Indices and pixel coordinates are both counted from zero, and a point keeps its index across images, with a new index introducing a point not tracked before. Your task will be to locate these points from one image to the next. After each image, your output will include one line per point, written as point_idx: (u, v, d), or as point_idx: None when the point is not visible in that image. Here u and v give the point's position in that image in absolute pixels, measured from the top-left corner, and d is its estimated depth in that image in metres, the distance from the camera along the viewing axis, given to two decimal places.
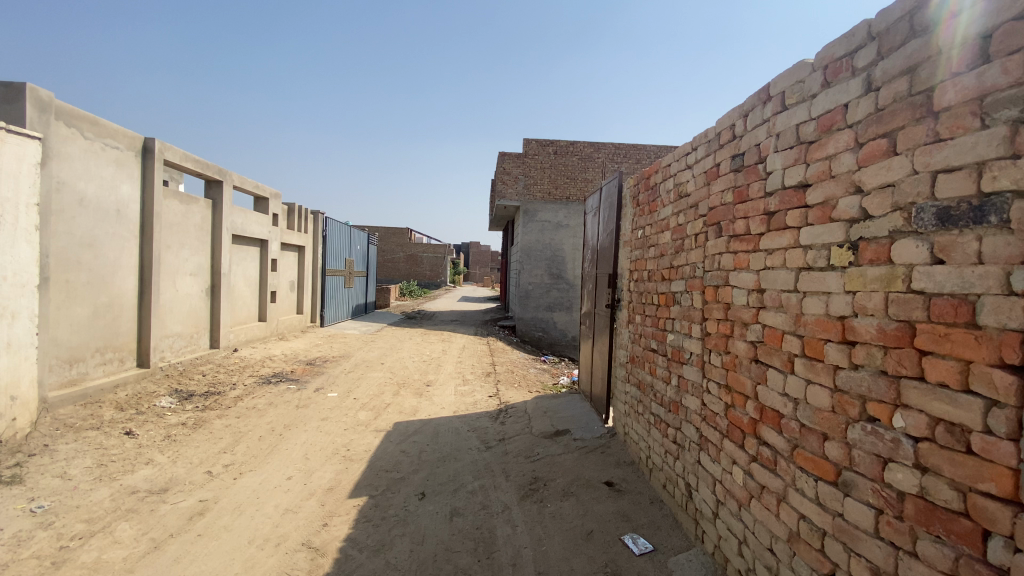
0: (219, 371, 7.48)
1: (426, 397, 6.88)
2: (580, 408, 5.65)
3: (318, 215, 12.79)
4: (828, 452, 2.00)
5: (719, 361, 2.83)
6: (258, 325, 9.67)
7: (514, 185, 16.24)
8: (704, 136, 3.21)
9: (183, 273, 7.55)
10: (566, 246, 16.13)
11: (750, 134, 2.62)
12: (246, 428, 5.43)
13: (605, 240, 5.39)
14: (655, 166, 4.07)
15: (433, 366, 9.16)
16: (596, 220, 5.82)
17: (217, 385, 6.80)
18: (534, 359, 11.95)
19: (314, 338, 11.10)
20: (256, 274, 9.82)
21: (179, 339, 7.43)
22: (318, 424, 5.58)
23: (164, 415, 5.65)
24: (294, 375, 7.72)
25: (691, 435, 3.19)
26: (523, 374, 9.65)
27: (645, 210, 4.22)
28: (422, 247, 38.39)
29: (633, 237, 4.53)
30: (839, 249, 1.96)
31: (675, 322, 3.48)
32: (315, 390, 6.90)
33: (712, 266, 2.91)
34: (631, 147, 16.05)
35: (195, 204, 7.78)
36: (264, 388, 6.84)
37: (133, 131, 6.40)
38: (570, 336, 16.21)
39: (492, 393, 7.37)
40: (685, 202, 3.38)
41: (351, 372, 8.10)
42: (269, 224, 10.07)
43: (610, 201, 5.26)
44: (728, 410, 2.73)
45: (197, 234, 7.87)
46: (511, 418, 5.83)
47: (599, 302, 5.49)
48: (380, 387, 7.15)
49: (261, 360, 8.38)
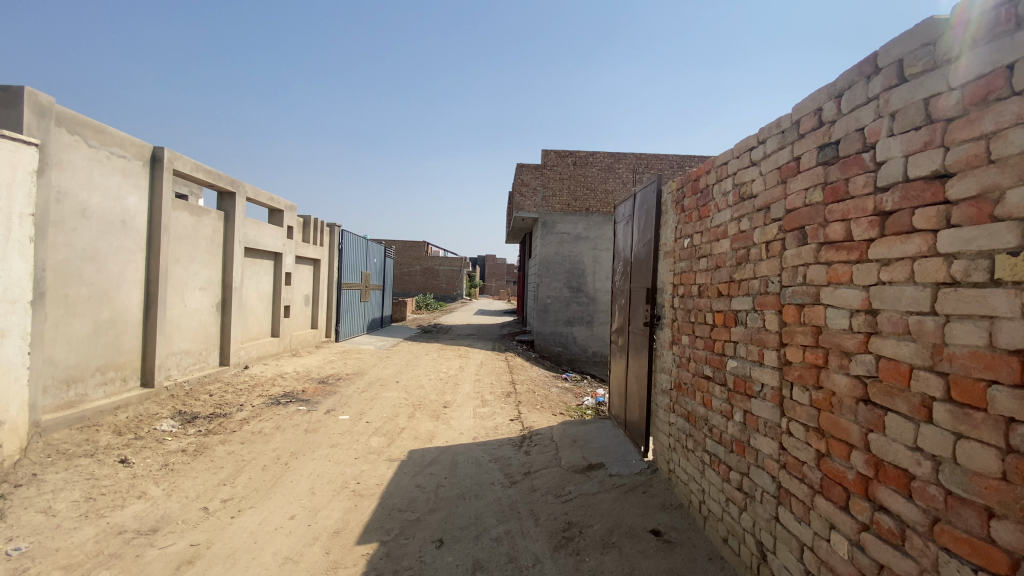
0: (227, 391, 7.11)
1: (444, 421, 6.39)
2: (613, 438, 5.10)
3: (334, 227, 12.55)
4: (996, 535, 1.46)
5: (806, 397, 2.31)
6: (270, 341, 9.32)
7: (533, 197, 15.93)
8: (774, 127, 2.72)
9: (193, 287, 7.26)
10: (585, 258, 15.62)
11: (849, 116, 2.13)
12: (250, 456, 5.00)
13: (640, 251, 4.88)
14: (704, 166, 3.57)
15: (451, 385, 8.68)
16: (629, 230, 5.33)
17: (223, 406, 6.41)
18: (555, 377, 11.39)
19: (328, 354, 10.72)
20: (269, 288, 9.52)
21: (187, 356, 7.10)
22: (327, 452, 5.12)
23: (164, 440, 5.26)
24: (305, 395, 7.31)
25: (764, 486, 2.65)
26: (546, 394, 9.10)
27: (693, 216, 3.72)
28: (439, 261, 38.24)
29: (676, 248, 4.02)
30: (1008, 259, 1.43)
31: (737, 346, 2.97)
32: (326, 412, 6.46)
33: (793, 281, 2.40)
34: (653, 157, 15.57)
35: (207, 216, 7.51)
36: (272, 410, 6.42)
37: (140, 140, 6.17)
38: (591, 351, 15.61)
39: (514, 415, 6.84)
40: (749, 204, 2.88)
41: (365, 392, 7.65)
42: (284, 237, 9.81)
43: (647, 208, 4.77)
44: (821, 460, 2.20)
45: (209, 247, 7.59)
46: (536, 447, 5.29)
47: (634, 320, 4.97)
48: (394, 409, 6.68)
49: (272, 379, 8.00)
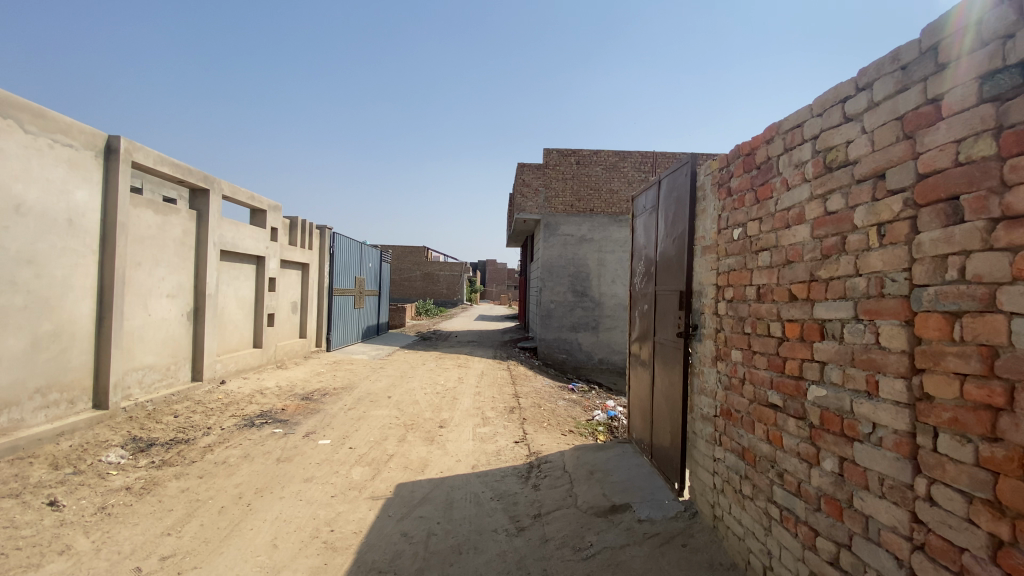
0: (196, 410, 6.30)
1: (439, 445, 5.58)
2: (637, 468, 4.32)
3: (325, 229, 11.80)
4: None
5: (966, 453, 1.55)
6: (251, 353, 8.52)
7: (534, 198, 15.19)
8: (884, 64, 1.97)
9: (159, 294, 6.49)
10: (590, 261, 14.84)
11: (972, 57, 1.59)
12: (206, 494, 4.19)
13: (668, 248, 4.12)
14: (760, 137, 2.83)
15: (448, 399, 7.87)
16: (653, 222, 4.56)
17: (187, 431, 5.59)
18: (561, 388, 10.59)
19: (317, 366, 9.93)
20: (251, 294, 8.74)
21: (151, 371, 6.32)
22: (298, 489, 4.31)
23: (108, 475, 4.44)
24: (284, 415, 6.50)
25: (884, 571, 1.88)
26: (552, 408, 8.29)
27: (744, 200, 2.97)
28: (438, 265, 37.54)
29: (720, 240, 3.26)
30: None
31: (825, 369, 2.22)
32: (305, 436, 5.65)
33: (936, 277, 1.65)
34: (659, 155, 14.85)
35: (175, 215, 6.74)
36: (243, 434, 5.61)
37: (91, 128, 5.43)
38: (597, 358, 14.82)
39: (519, 436, 6.03)
40: (844, 173, 2.12)
41: (352, 410, 6.85)
42: (267, 239, 9.03)
43: (677, 196, 4.01)
44: (1001, 551, 1.46)
45: (177, 249, 6.80)
46: (546, 480, 4.49)
47: (659, 330, 4.22)
48: (383, 432, 5.87)
49: (249, 395, 7.19)
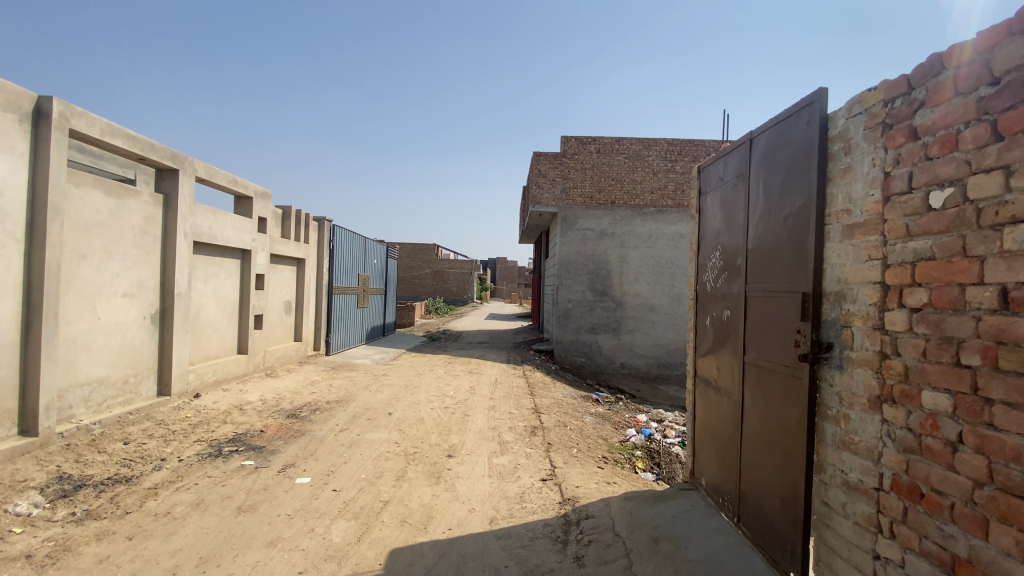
0: (155, 434, 5.19)
1: (448, 486, 4.39)
2: (720, 536, 3.13)
3: (324, 222, 10.69)
4: None
5: None
6: (234, 361, 7.42)
7: (551, 190, 13.95)
8: None
9: (112, 293, 5.40)
10: (611, 258, 13.59)
11: None
12: (130, 567, 3.06)
13: (768, 230, 2.94)
14: (1001, 27, 1.69)
15: (459, 418, 6.68)
16: (736, 197, 3.38)
17: (134, 465, 4.49)
18: (585, 399, 9.38)
19: (311, 374, 8.81)
20: (234, 293, 7.64)
21: (101, 386, 5.25)
22: (255, 561, 3.16)
23: (7, 535, 3.32)
24: (261, 439, 5.37)
25: None
26: (579, 427, 7.08)
27: (961, 140, 1.83)
28: (448, 262, 36.43)
29: (892, 212, 2.10)
30: None
31: None
32: (280, 471, 4.51)
33: None
34: (687, 142, 13.51)
35: (134, 198, 5.66)
36: (204, 469, 4.49)
37: (13, 85, 4.36)
38: (618, 363, 13.59)
39: (547, 471, 4.84)
40: None
41: (343, 433, 5.69)
42: (253, 230, 7.93)
43: (786, 157, 2.83)
44: None
45: (137, 240, 5.71)
46: (591, 549, 3.31)
47: (752, 347, 3.05)
48: (377, 466, 4.71)
49: (224, 413, 6.08)
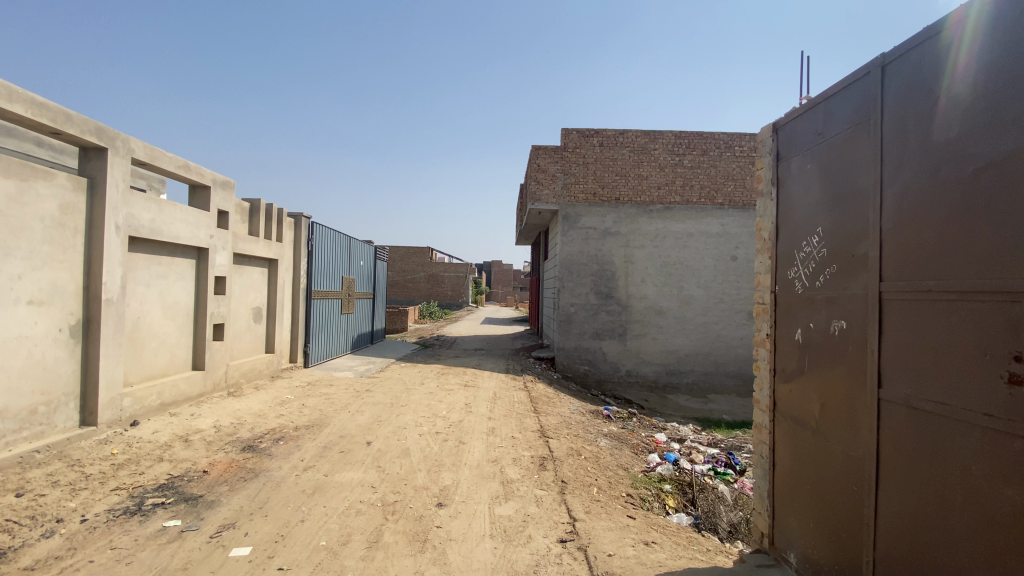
0: (61, 481, 4.04)
1: (437, 557, 3.26)
2: None
3: (300, 219, 9.53)
4: None
5: None
6: (185, 380, 6.28)
7: (551, 186, 12.76)
8: None
9: (7, 300, 4.23)
10: (616, 258, 12.52)
11: None
12: None
13: (930, 192, 1.88)
14: None
15: (452, 447, 5.56)
16: (854, 152, 2.32)
17: (15, 530, 3.34)
18: (594, 417, 8.26)
19: (282, 392, 7.65)
20: (186, 299, 6.49)
21: None
22: None
23: None
24: (200, 485, 4.22)
25: None
26: (594, 455, 5.98)
27: None
28: (443, 266, 35.30)
29: None
30: None
31: None
32: (212, 537, 3.38)
33: None
34: (696, 134, 12.49)
35: (44, 181, 4.53)
36: (109, 536, 3.34)
37: None
38: (624, 371, 12.50)
39: (566, 528, 3.73)
40: None
41: (307, 473, 4.56)
42: (211, 224, 6.79)
43: (966, 77, 1.78)
44: None
45: (48, 234, 4.57)
46: None
47: (896, 377, 2.00)
48: (344, 525, 3.59)
49: (163, 448, 4.93)
